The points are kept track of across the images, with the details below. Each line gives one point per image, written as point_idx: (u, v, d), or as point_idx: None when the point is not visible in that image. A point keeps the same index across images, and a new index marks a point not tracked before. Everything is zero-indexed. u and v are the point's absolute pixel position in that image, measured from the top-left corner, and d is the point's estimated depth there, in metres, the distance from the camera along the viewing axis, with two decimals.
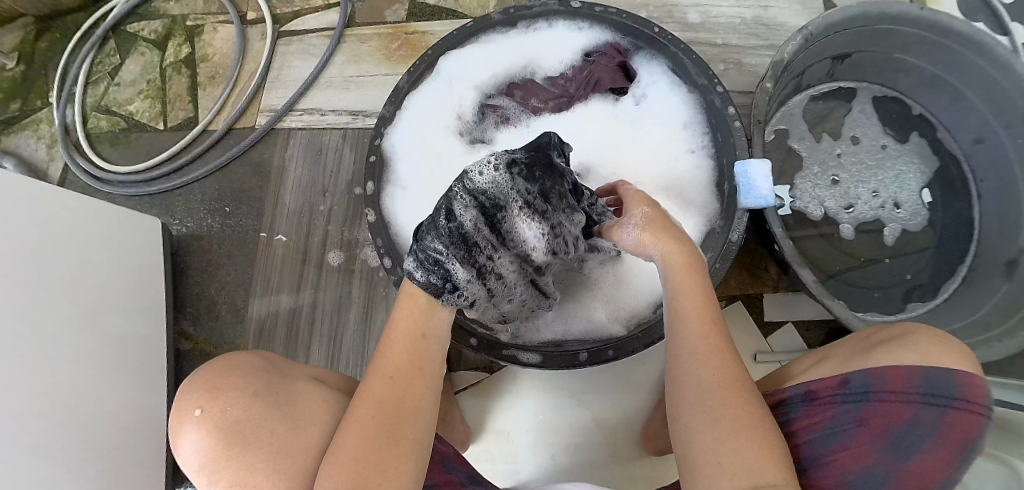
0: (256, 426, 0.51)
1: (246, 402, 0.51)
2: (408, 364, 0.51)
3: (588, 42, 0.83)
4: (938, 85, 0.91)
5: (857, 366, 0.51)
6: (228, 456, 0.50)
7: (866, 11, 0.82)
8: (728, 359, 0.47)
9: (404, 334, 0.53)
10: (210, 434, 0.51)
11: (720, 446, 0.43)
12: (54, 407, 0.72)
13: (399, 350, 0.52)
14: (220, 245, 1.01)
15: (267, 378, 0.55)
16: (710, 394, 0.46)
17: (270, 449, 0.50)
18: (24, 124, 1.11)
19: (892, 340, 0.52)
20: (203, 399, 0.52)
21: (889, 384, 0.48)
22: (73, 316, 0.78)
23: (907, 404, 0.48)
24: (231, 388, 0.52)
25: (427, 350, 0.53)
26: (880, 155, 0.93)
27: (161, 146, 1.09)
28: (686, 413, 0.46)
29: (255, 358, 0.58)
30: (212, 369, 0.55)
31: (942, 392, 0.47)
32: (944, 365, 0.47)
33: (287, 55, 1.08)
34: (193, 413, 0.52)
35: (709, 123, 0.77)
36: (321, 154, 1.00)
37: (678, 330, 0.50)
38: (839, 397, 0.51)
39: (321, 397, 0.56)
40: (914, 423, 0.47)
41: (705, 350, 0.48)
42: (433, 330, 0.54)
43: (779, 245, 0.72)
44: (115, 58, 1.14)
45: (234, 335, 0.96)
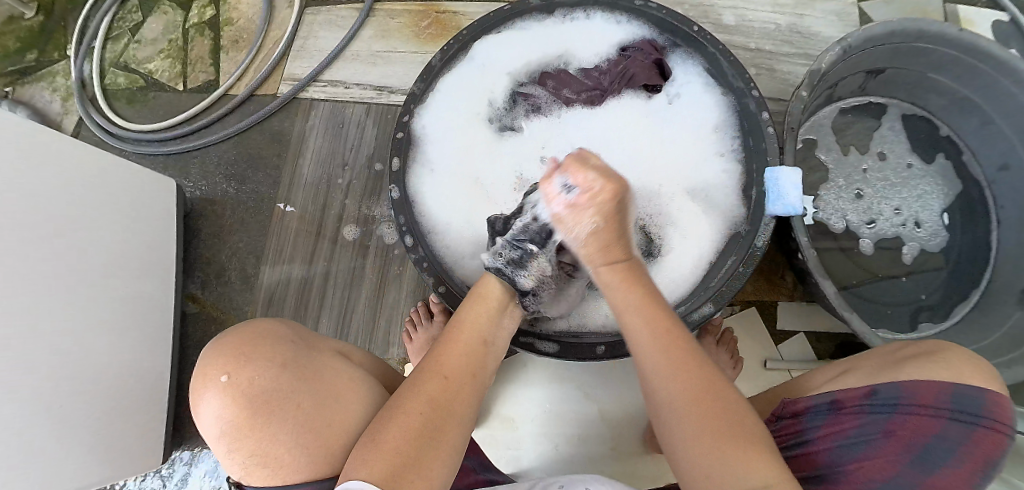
0: (283, 398, 0.50)
1: (276, 372, 0.51)
2: (465, 365, 0.54)
3: (625, 36, 0.83)
4: (968, 108, 0.90)
5: (886, 379, 0.53)
6: (252, 426, 0.49)
7: (906, 28, 0.81)
8: (694, 375, 0.49)
9: (468, 336, 0.56)
10: (233, 403, 0.49)
11: (698, 452, 0.46)
12: (56, 363, 0.71)
13: (458, 351, 0.54)
14: (234, 211, 1.00)
15: (295, 350, 0.53)
16: (686, 410, 0.47)
17: (295, 421, 0.50)
18: (41, 75, 1.10)
19: (922, 356, 0.53)
20: (230, 365, 0.50)
21: (918, 398, 0.50)
22: (80, 273, 0.77)
23: (934, 418, 0.49)
24: (258, 357, 0.51)
25: (485, 358, 0.56)
26: (905, 173, 0.93)
27: (179, 106, 1.08)
28: (666, 424, 0.48)
29: (282, 327, 0.56)
30: (238, 334, 0.53)
31: (971, 409, 0.48)
32: (973, 385, 0.49)
33: (314, 25, 1.06)
34: (219, 379, 0.50)
35: (740, 127, 0.76)
36: (342, 127, 0.99)
37: (636, 342, 0.52)
38: (865, 408, 0.53)
39: (346, 373, 0.56)
40: (941, 438, 0.49)
41: (665, 364, 0.50)
42: (493, 339, 0.58)
43: (803, 254, 0.71)
44: (137, 15, 1.12)
45: (243, 301, 0.96)
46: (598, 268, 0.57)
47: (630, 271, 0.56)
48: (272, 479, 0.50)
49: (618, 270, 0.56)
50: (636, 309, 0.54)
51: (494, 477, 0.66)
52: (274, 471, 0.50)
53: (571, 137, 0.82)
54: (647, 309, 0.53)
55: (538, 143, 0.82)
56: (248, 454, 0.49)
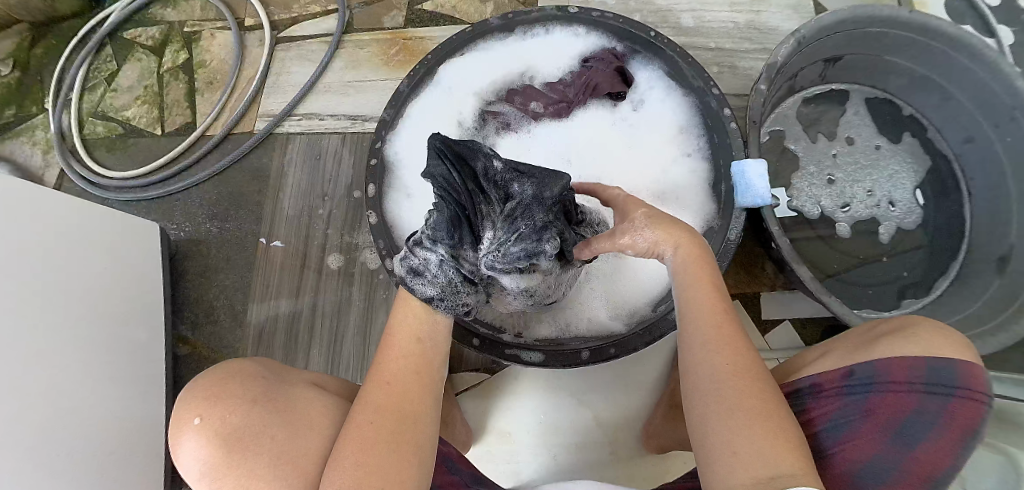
0: (256, 431, 0.51)
1: (246, 408, 0.52)
2: (406, 370, 0.54)
3: (586, 48, 0.85)
4: (928, 86, 0.93)
5: (862, 358, 0.54)
6: (229, 463, 0.50)
7: (858, 15, 0.83)
8: (742, 355, 0.49)
9: (403, 341, 0.57)
10: (209, 442, 0.51)
11: (736, 438, 0.44)
12: (49, 414, 0.71)
13: (398, 358, 0.55)
14: (219, 250, 1.01)
15: (265, 385, 0.55)
16: (726, 388, 0.47)
17: (270, 455, 0.50)
18: (19, 131, 1.11)
19: (892, 333, 0.54)
20: (202, 407, 0.52)
21: (893, 376, 0.51)
22: (73, 322, 0.78)
23: (909, 394, 0.51)
24: (229, 395, 0.52)
25: (425, 357, 0.57)
26: (874, 155, 0.95)
27: (158, 151, 1.09)
28: (703, 396, 0.48)
29: (254, 364, 0.58)
30: (211, 376, 0.55)
31: (944, 382, 0.50)
32: (946, 354, 0.50)
33: (285, 60, 1.08)
34: (193, 422, 0.52)
35: (704, 125, 0.78)
36: (320, 158, 1.01)
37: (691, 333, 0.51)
38: (843, 389, 0.54)
39: (322, 402, 0.57)
40: (919, 412, 0.51)
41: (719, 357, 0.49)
42: (428, 336, 0.58)
43: (776, 243, 0.73)
44: (112, 64, 1.14)
45: (233, 338, 0.96)
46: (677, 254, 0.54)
47: (704, 253, 0.54)
48: None
49: (695, 254, 0.54)
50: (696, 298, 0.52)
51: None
52: None
53: (542, 149, 0.83)
54: (710, 288, 0.53)
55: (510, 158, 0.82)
56: None
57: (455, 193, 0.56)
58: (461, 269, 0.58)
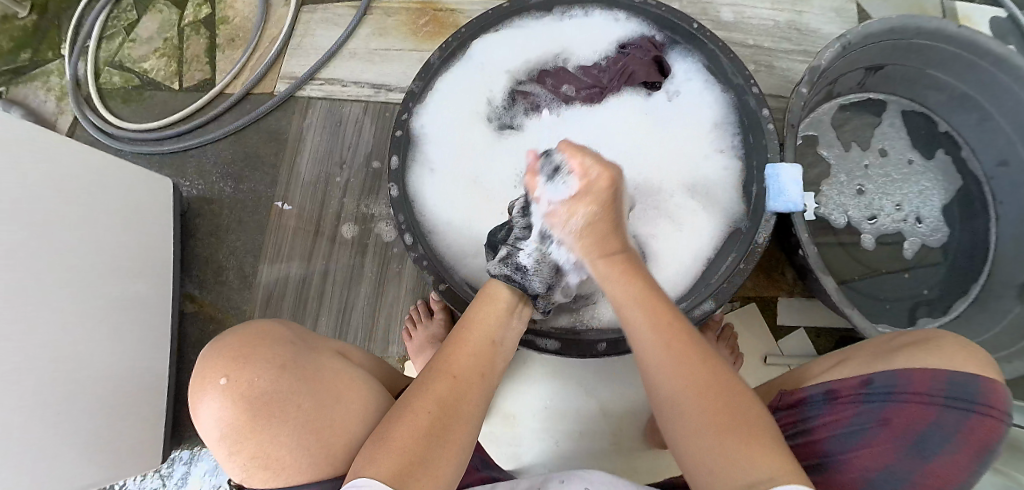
0: (284, 398, 0.50)
1: (274, 373, 0.50)
2: (473, 367, 0.53)
3: (624, 34, 0.83)
4: (966, 104, 0.90)
5: (882, 367, 0.53)
6: (252, 427, 0.49)
7: (905, 25, 0.81)
8: (694, 360, 0.49)
9: (476, 338, 0.55)
10: (234, 405, 0.49)
11: (706, 453, 0.45)
12: (47, 364, 0.70)
13: (467, 354, 0.53)
14: (232, 210, 0.99)
15: (293, 351, 0.53)
16: (685, 400, 0.47)
17: (296, 423, 0.50)
18: (34, 75, 1.09)
19: (915, 346, 0.53)
20: (229, 368, 0.50)
21: (913, 386, 0.50)
22: (77, 272, 0.76)
23: (929, 406, 0.49)
24: (257, 358, 0.50)
25: (495, 358, 0.55)
26: (906, 169, 0.93)
27: (175, 106, 1.07)
28: (670, 414, 0.48)
29: (280, 328, 0.56)
30: (239, 335, 0.52)
31: (966, 397, 0.49)
32: (969, 370, 0.49)
33: (310, 23, 1.06)
34: (218, 381, 0.49)
35: (740, 124, 0.76)
36: (340, 125, 0.99)
37: (640, 343, 0.51)
38: (860, 397, 0.53)
39: (347, 373, 0.56)
40: (938, 425, 0.49)
41: (671, 361, 0.49)
42: (501, 340, 0.57)
43: (804, 250, 0.71)
44: (132, 14, 1.11)
45: (241, 301, 0.95)
46: (594, 260, 0.57)
47: (628, 262, 0.56)
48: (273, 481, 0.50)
49: (616, 263, 0.56)
50: (636, 306, 0.53)
51: (497, 475, 0.66)
52: (276, 473, 0.50)
53: (572, 135, 0.81)
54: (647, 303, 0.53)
55: (538, 141, 0.81)
56: (248, 456, 0.49)
57: None
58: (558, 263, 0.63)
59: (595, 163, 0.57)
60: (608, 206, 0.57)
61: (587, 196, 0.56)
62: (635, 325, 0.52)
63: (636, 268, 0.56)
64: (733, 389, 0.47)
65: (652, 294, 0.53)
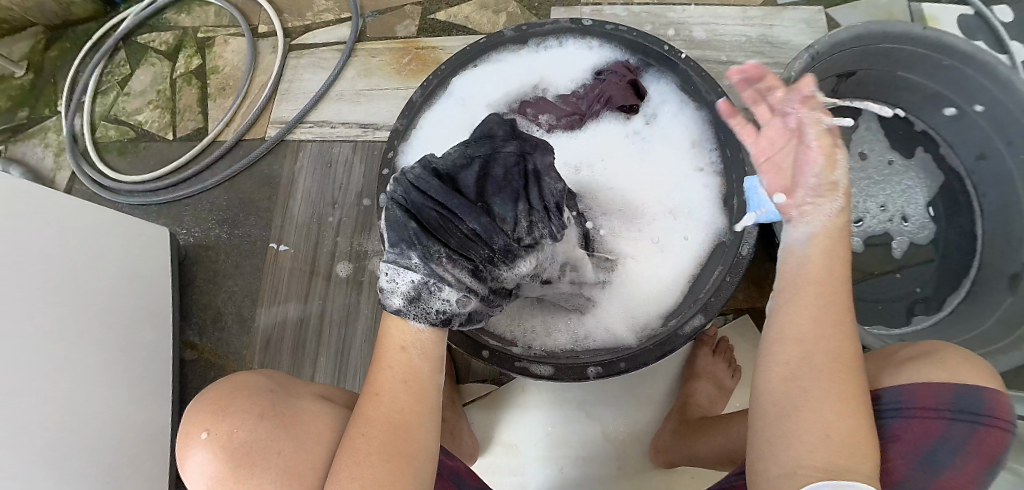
0: (263, 446, 0.51)
1: (252, 422, 0.52)
2: (399, 381, 0.52)
3: (599, 61, 0.85)
4: (940, 101, 0.92)
5: (887, 382, 0.54)
6: (236, 478, 0.51)
7: (869, 30, 0.83)
8: (851, 346, 0.47)
9: (392, 350, 0.54)
10: (217, 457, 0.51)
11: (833, 425, 0.44)
12: (56, 417, 0.71)
13: (386, 369, 0.53)
14: (228, 256, 1.01)
15: (272, 398, 0.55)
16: (832, 372, 0.46)
17: (277, 469, 0.51)
18: (32, 133, 1.12)
19: (918, 358, 0.54)
20: (208, 422, 0.52)
21: (921, 401, 0.51)
22: (79, 326, 0.77)
23: (937, 420, 0.50)
24: (233, 410, 0.53)
25: (415, 361, 0.53)
26: (887, 170, 0.95)
27: (169, 155, 1.09)
28: (805, 365, 0.46)
29: (258, 376, 0.57)
30: (219, 389, 0.55)
31: (971, 409, 0.50)
32: (975, 383, 0.50)
33: (297, 68, 1.09)
34: (199, 436, 0.52)
35: (718, 139, 0.78)
36: (331, 166, 1.01)
37: (787, 322, 0.48)
38: (869, 412, 0.53)
39: (328, 415, 0.56)
40: (946, 438, 0.50)
41: (829, 327, 0.47)
42: (411, 344, 0.54)
43: (788, 259, 0.72)
44: (125, 68, 1.15)
45: (240, 345, 0.96)
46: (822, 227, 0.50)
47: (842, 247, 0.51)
48: None
49: (838, 237, 0.51)
50: (822, 261, 0.50)
51: None
52: None
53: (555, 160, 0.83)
54: (830, 277, 0.49)
55: None
56: None
57: (433, 204, 0.53)
58: (467, 260, 0.53)
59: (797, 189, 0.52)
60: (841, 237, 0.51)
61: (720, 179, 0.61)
62: (815, 289, 0.49)
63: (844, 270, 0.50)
64: (859, 379, 0.47)
65: (841, 269, 0.50)
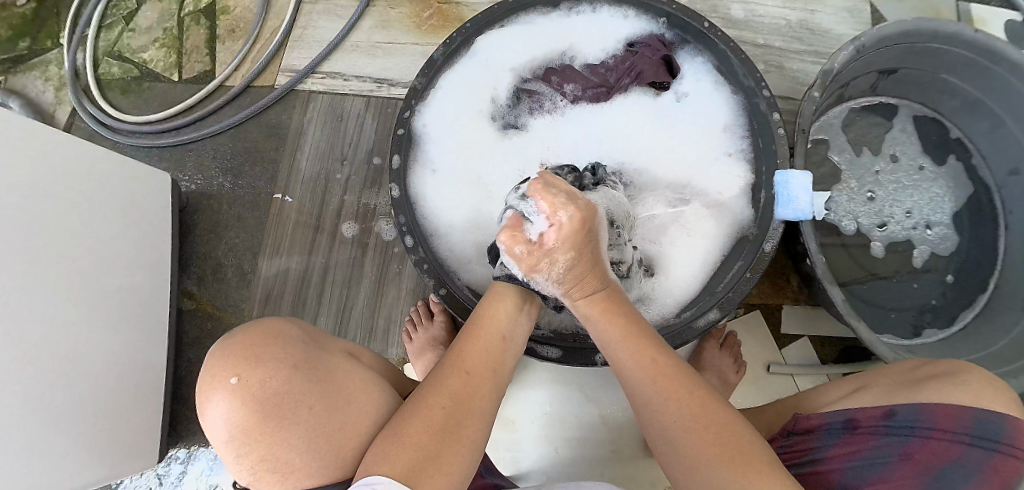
0: (296, 399, 0.49)
1: (287, 374, 0.50)
2: (484, 365, 0.52)
3: (633, 32, 0.81)
4: (978, 110, 0.88)
5: (905, 399, 0.52)
6: (262, 430, 0.48)
7: (920, 28, 0.79)
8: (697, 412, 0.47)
9: (487, 335, 0.55)
10: (244, 406, 0.48)
11: None
12: (45, 363, 0.69)
13: (478, 351, 0.53)
14: (230, 206, 0.98)
15: (305, 351, 0.52)
16: (684, 447, 0.47)
17: (308, 426, 0.49)
18: (32, 65, 1.07)
19: (940, 377, 0.52)
20: (239, 367, 0.49)
21: (937, 421, 0.49)
22: (73, 270, 0.75)
23: (952, 443, 0.47)
24: (267, 358, 0.50)
25: (506, 356, 0.55)
26: (917, 176, 0.91)
27: (174, 98, 1.05)
28: (672, 451, 0.48)
29: (290, 325, 0.55)
30: (247, 333, 0.52)
31: (990, 435, 0.46)
32: (994, 408, 0.48)
33: (312, 14, 1.04)
34: (227, 381, 0.49)
35: (750, 126, 0.75)
36: (342, 121, 0.97)
37: (620, 365, 0.53)
38: (881, 429, 0.52)
39: (358, 375, 0.55)
40: (961, 463, 0.47)
41: (663, 399, 0.49)
42: (510, 336, 0.56)
43: (813, 261, 0.69)
44: (131, 3, 1.09)
45: (239, 298, 0.94)
46: (577, 300, 0.56)
47: (609, 299, 0.56)
48: (282, 483, 0.50)
49: (595, 302, 0.55)
50: (622, 336, 0.53)
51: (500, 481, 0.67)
52: (286, 476, 0.49)
53: (576, 133, 0.80)
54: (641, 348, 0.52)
55: (541, 140, 0.80)
56: (256, 459, 0.49)
57: None
58: None
59: (565, 203, 0.54)
60: (585, 250, 0.54)
61: (558, 234, 0.53)
62: (631, 363, 0.51)
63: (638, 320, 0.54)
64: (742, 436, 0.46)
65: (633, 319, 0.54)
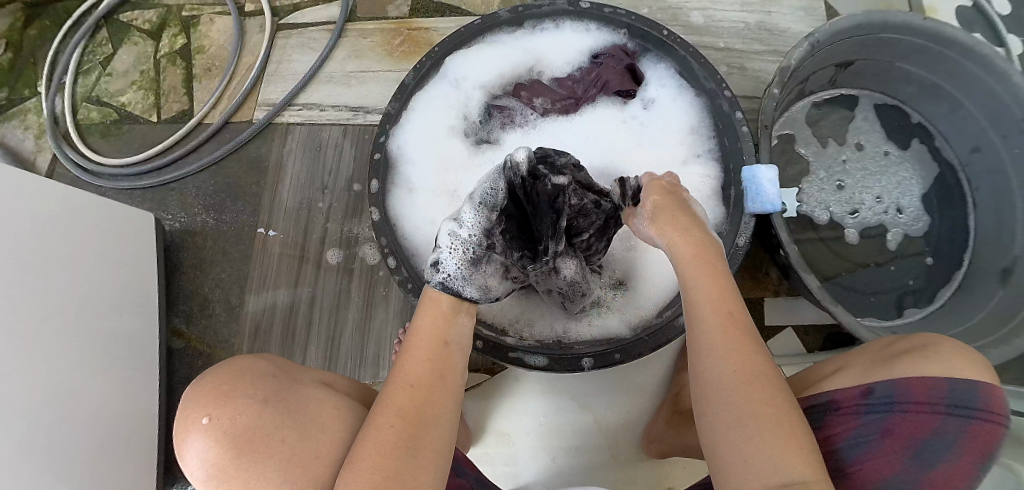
0: (267, 433, 0.50)
1: (256, 409, 0.51)
2: (430, 374, 0.52)
3: (596, 43, 0.84)
4: (936, 94, 0.92)
5: (882, 376, 0.53)
6: (237, 467, 0.50)
7: (871, 20, 0.82)
8: (751, 357, 0.48)
9: (427, 343, 0.55)
10: (218, 444, 0.50)
11: (747, 444, 0.44)
12: (36, 408, 0.69)
13: (417, 360, 0.53)
14: (215, 242, 0.99)
15: (276, 384, 0.54)
16: (730, 385, 0.47)
17: (281, 458, 0.50)
18: (11, 114, 1.08)
19: (914, 350, 0.53)
20: (210, 407, 0.51)
21: (913, 395, 0.50)
22: (60, 315, 0.75)
23: (931, 415, 0.50)
24: (237, 395, 0.51)
25: (450, 361, 0.54)
26: (883, 161, 0.94)
27: (153, 138, 1.06)
28: (711, 396, 0.48)
29: (262, 361, 0.56)
30: (219, 373, 0.54)
31: (965, 403, 0.49)
32: (968, 376, 0.49)
33: (286, 48, 1.06)
34: (200, 422, 0.51)
35: (714, 128, 0.78)
36: (321, 150, 0.99)
37: (695, 327, 0.52)
38: (862, 407, 0.53)
39: (332, 402, 0.56)
40: (940, 433, 0.50)
41: (721, 348, 0.49)
42: (454, 338, 0.56)
43: (785, 250, 0.71)
44: (107, 48, 1.11)
45: (228, 333, 0.95)
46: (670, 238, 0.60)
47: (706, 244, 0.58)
48: None
49: (692, 243, 0.58)
50: (700, 289, 0.54)
51: None
52: None
53: (548, 144, 0.81)
54: (717, 305, 0.52)
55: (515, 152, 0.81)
56: None
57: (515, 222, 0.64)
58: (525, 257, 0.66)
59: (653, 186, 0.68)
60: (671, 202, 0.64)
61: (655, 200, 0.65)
62: (700, 314, 0.52)
63: (722, 271, 0.56)
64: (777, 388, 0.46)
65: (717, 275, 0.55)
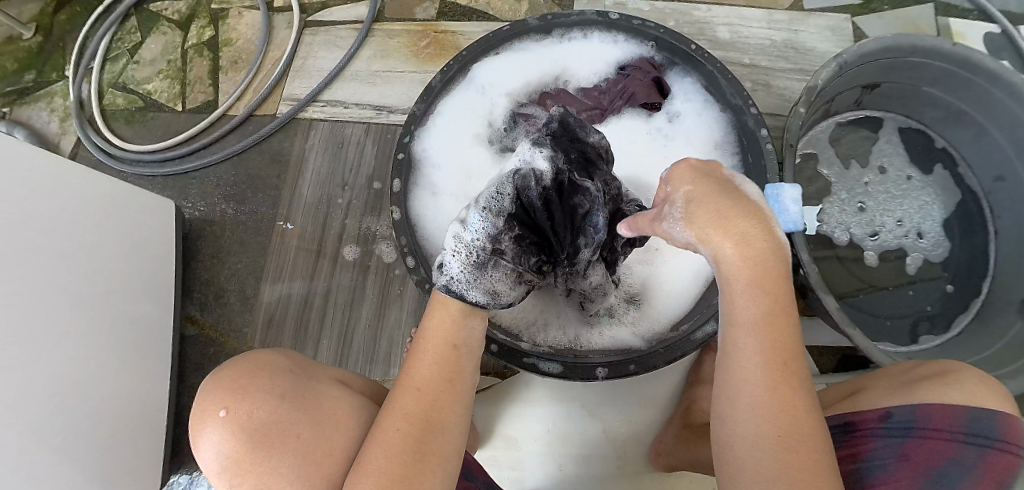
0: (282, 428, 0.51)
1: (273, 404, 0.51)
2: (438, 377, 0.52)
3: (623, 55, 0.84)
4: (961, 120, 0.91)
5: (901, 402, 0.53)
6: (251, 460, 0.50)
7: (899, 43, 0.81)
8: (797, 419, 0.45)
9: (436, 344, 0.54)
10: (234, 437, 0.50)
11: None
12: (49, 386, 0.70)
13: (424, 363, 0.53)
14: (233, 232, 1.00)
15: (292, 379, 0.54)
16: (766, 446, 0.45)
17: (294, 454, 0.50)
18: (39, 96, 1.10)
19: (934, 377, 0.53)
20: (227, 400, 0.51)
21: (933, 421, 0.50)
22: (77, 296, 0.76)
23: (949, 442, 0.49)
24: (254, 389, 0.51)
25: (459, 362, 0.54)
26: (905, 185, 0.93)
27: (176, 127, 1.08)
28: (743, 450, 0.46)
29: (279, 356, 0.56)
30: (238, 366, 0.54)
31: (985, 432, 0.48)
32: (988, 405, 0.49)
33: (312, 45, 1.07)
34: (217, 414, 0.51)
35: (739, 144, 0.78)
36: (342, 147, 0.99)
37: (738, 367, 0.47)
38: (879, 430, 0.53)
39: (346, 400, 0.56)
40: (957, 461, 0.48)
41: (765, 404, 0.45)
42: (464, 341, 0.55)
43: (805, 270, 0.71)
44: (136, 35, 1.13)
45: (242, 323, 0.95)
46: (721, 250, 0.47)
47: (769, 259, 0.46)
48: None
49: (754, 260, 0.46)
50: (753, 322, 0.47)
51: None
52: None
53: None
54: (771, 351, 0.46)
55: None
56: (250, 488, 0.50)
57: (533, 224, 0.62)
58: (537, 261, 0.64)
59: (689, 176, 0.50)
60: (715, 194, 0.48)
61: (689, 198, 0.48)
62: (746, 356, 0.46)
63: (787, 298, 0.47)
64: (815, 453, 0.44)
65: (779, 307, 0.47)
